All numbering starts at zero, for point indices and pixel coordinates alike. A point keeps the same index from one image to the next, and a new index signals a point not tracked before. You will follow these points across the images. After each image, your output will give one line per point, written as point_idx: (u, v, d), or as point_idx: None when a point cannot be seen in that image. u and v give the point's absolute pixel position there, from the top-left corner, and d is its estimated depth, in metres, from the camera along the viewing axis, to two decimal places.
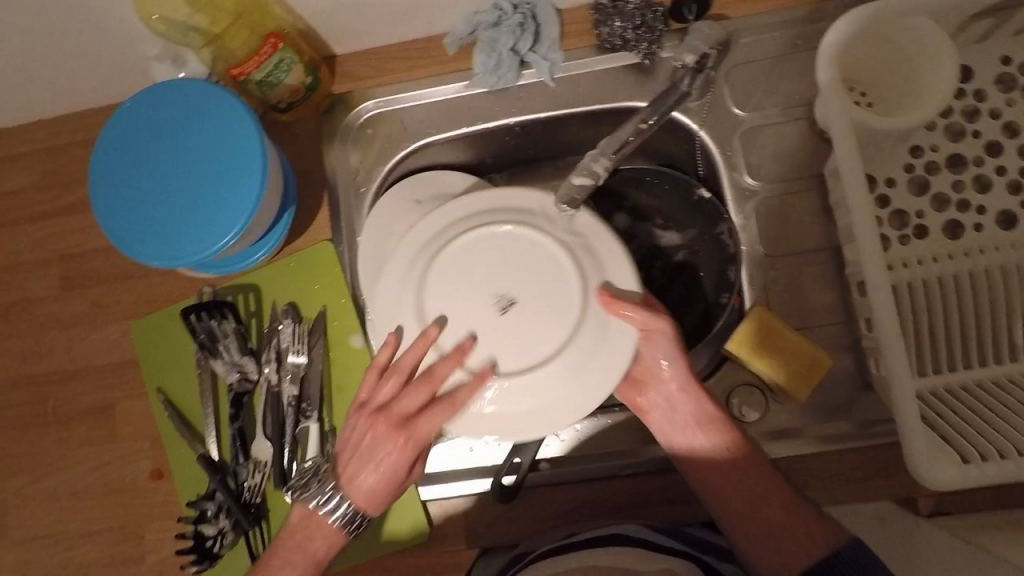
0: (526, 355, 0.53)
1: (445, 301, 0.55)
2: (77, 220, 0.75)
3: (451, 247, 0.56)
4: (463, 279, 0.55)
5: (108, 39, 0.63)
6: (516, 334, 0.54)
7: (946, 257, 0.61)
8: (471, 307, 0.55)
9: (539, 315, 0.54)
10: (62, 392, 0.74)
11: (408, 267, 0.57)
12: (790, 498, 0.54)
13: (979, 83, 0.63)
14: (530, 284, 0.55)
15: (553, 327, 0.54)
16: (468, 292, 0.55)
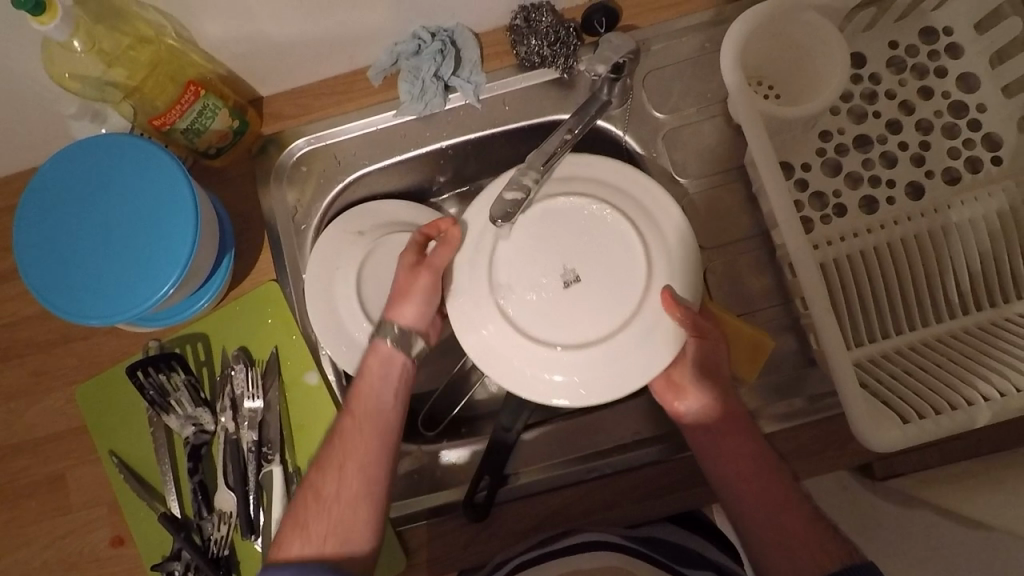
0: (570, 328, 0.57)
1: (513, 274, 0.58)
2: (6, 289, 0.73)
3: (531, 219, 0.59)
4: (537, 249, 0.59)
5: (22, 102, 0.62)
6: (576, 309, 0.57)
7: (866, 231, 0.64)
8: (540, 273, 0.58)
9: (593, 296, 0.57)
10: (8, 469, 0.71)
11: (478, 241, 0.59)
12: (808, 511, 0.53)
13: (872, 67, 0.67)
14: (597, 265, 0.58)
15: (601, 312, 0.57)
16: (528, 262, 0.58)
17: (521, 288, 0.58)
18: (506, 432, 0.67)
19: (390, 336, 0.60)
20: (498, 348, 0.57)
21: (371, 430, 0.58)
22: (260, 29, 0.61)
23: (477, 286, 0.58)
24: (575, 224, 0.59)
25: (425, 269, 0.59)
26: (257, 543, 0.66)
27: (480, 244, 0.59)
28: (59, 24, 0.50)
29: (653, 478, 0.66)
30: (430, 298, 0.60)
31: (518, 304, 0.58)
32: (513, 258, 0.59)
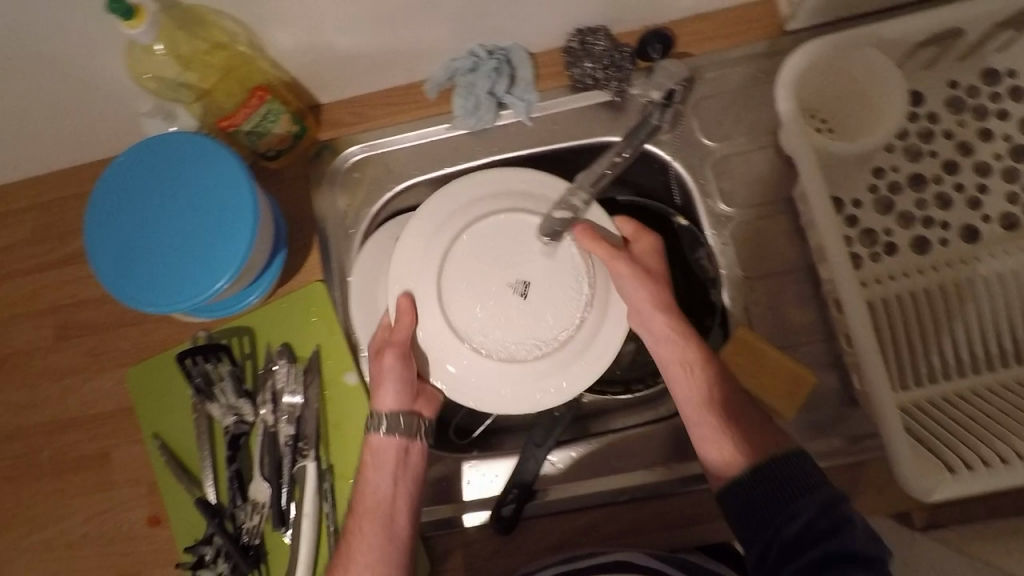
0: (529, 336, 0.60)
1: (462, 288, 0.61)
2: (72, 271, 0.77)
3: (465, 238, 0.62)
4: (477, 265, 0.61)
5: (101, 98, 0.65)
6: (525, 318, 0.60)
7: (916, 273, 0.64)
8: (487, 288, 0.61)
9: (545, 299, 0.61)
10: (59, 443, 0.75)
11: (425, 258, 0.62)
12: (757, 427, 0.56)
13: (931, 106, 0.66)
14: (543, 273, 0.61)
15: (557, 312, 0.60)
16: (474, 275, 0.61)
17: (476, 303, 0.61)
18: (536, 448, 0.68)
19: (383, 429, 0.61)
20: (460, 361, 0.61)
21: (374, 527, 0.59)
22: (327, 41, 0.64)
23: (428, 310, 0.61)
24: (514, 238, 0.62)
25: (387, 351, 0.61)
26: (286, 535, 0.68)
27: (427, 259, 0.62)
28: (146, 28, 0.53)
29: (682, 505, 0.66)
30: (404, 376, 0.61)
31: (473, 320, 0.61)
32: (460, 273, 0.61)
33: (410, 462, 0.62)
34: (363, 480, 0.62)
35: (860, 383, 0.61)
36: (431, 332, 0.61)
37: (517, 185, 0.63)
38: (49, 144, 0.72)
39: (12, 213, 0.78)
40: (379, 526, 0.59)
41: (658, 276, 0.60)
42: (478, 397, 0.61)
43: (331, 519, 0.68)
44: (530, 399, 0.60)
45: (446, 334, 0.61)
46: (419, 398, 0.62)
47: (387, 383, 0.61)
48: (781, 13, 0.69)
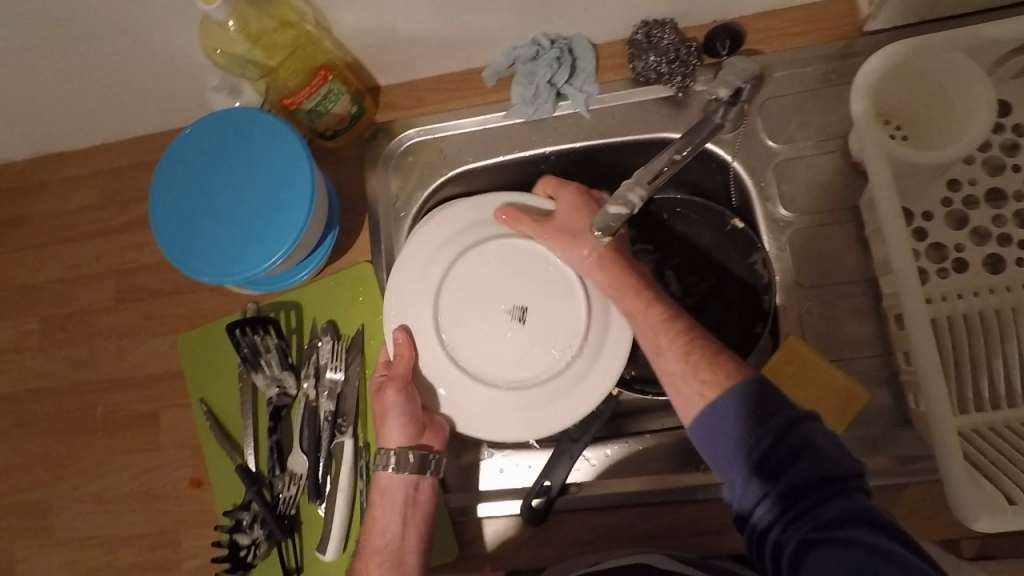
0: (536, 357, 0.65)
1: (460, 313, 0.67)
2: (135, 237, 0.80)
3: (458, 272, 0.67)
4: (473, 298, 0.67)
5: (172, 71, 0.67)
6: (526, 341, 0.66)
7: (987, 292, 0.60)
8: (488, 318, 0.66)
9: (545, 321, 0.65)
10: (112, 400, 0.78)
11: (419, 291, 0.67)
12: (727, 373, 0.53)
13: (1018, 117, 0.62)
14: (543, 302, 0.66)
15: (559, 331, 0.65)
16: (473, 300, 0.67)
17: (468, 327, 0.67)
18: (572, 443, 0.67)
19: (390, 467, 0.63)
20: (452, 383, 0.66)
21: (382, 568, 0.61)
22: (392, 23, 0.64)
23: (426, 346, 0.66)
24: (508, 271, 0.67)
25: (386, 387, 0.64)
26: (321, 507, 0.70)
27: (421, 294, 0.67)
28: (220, 5, 0.54)
29: (716, 514, 0.64)
30: (405, 410, 0.63)
31: (468, 344, 0.66)
32: (458, 298, 0.67)
33: (418, 499, 0.63)
34: (371, 519, 0.63)
35: (917, 404, 0.58)
36: (429, 361, 0.66)
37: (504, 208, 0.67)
38: (121, 113, 0.75)
39: (82, 178, 0.82)
40: (386, 567, 0.61)
41: (618, 247, 0.62)
42: (469, 417, 0.65)
43: (365, 496, 0.69)
44: (526, 424, 0.64)
45: (440, 354, 0.66)
46: (426, 433, 0.64)
47: (393, 414, 0.63)
48: (860, 12, 0.66)
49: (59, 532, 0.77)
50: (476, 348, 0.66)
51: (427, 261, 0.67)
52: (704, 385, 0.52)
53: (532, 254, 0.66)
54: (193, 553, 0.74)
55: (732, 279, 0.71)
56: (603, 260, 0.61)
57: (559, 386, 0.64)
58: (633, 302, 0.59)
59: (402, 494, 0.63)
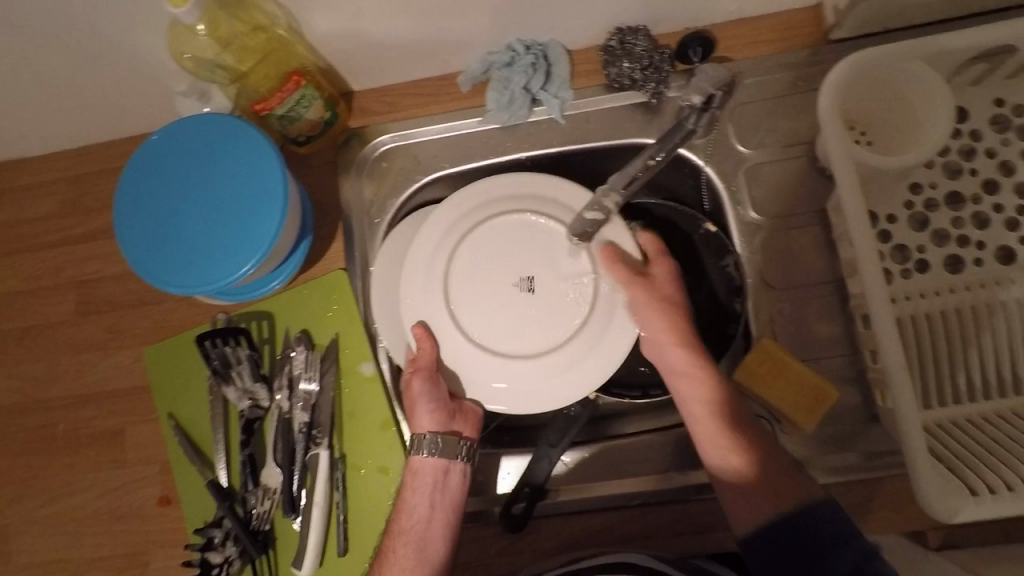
0: (550, 328, 0.61)
1: (468, 292, 0.62)
2: (96, 246, 0.77)
3: (461, 252, 0.63)
4: (479, 277, 0.62)
5: (137, 75, 0.65)
6: (538, 311, 0.61)
7: (947, 291, 0.63)
8: (498, 295, 0.62)
9: (553, 288, 0.61)
10: (74, 417, 0.75)
11: (427, 278, 0.63)
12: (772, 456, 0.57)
13: (974, 123, 0.65)
14: (551, 267, 0.61)
15: (570, 296, 0.61)
16: (478, 272, 0.62)
17: (475, 299, 0.62)
18: (550, 448, 0.66)
19: (425, 451, 0.62)
20: (466, 363, 0.62)
21: (408, 550, 0.60)
22: (366, 28, 0.63)
23: (445, 334, 0.62)
24: (507, 244, 0.62)
25: (414, 375, 0.62)
26: (295, 522, 0.68)
27: (430, 281, 0.63)
28: (189, 8, 0.53)
29: (694, 514, 0.65)
30: (436, 397, 0.62)
31: (480, 320, 0.62)
32: (465, 277, 0.62)
33: (448, 484, 0.62)
34: (402, 499, 0.62)
35: (885, 401, 0.60)
36: (446, 348, 0.62)
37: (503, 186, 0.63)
38: (82, 119, 0.72)
39: (40, 186, 0.78)
40: (411, 549, 0.60)
41: (664, 294, 0.60)
42: (492, 391, 0.61)
43: (341, 509, 0.67)
44: (550, 394, 0.60)
45: (452, 331, 0.62)
46: (460, 417, 0.63)
47: (421, 403, 0.62)
48: (824, 21, 0.68)
49: (16, 558, 0.73)
50: (490, 322, 0.62)
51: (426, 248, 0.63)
52: (748, 482, 0.55)
53: (529, 222, 0.62)
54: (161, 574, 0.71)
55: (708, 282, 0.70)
56: (640, 304, 0.59)
57: (579, 347, 0.60)
58: (683, 359, 0.59)
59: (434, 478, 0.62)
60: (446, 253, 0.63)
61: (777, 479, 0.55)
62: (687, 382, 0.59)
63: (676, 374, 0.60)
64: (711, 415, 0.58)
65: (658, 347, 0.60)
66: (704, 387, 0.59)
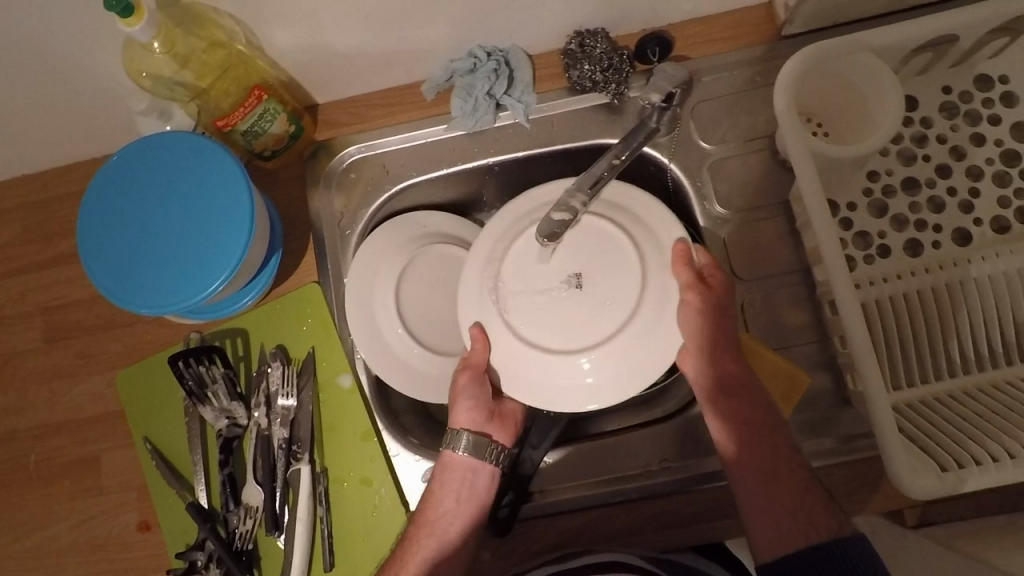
0: (602, 321, 0.57)
1: (520, 290, 0.59)
2: (61, 272, 0.75)
3: (513, 250, 0.59)
4: (530, 274, 0.58)
5: (96, 96, 0.64)
6: (587, 306, 0.57)
7: (909, 274, 0.64)
8: (548, 291, 0.58)
9: (606, 282, 0.57)
10: (46, 447, 0.73)
11: (480, 281, 0.60)
12: (804, 482, 0.55)
13: (924, 111, 0.67)
14: (601, 260, 0.58)
15: (621, 288, 0.57)
16: (527, 271, 0.59)
17: (526, 296, 0.58)
18: (532, 450, 0.67)
19: (460, 449, 0.62)
20: (514, 360, 0.58)
21: (430, 550, 0.60)
22: (326, 40, 0.63)
23: (499, 335, 0.59)
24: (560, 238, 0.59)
25: (465, 372, 0.61)
26: (280, 539, 0.67)
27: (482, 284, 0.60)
28: (143, 26, 0.53)
29: (676, 509, 0.65)
30: (479, 397, 0.62)
31: (530, 317, 0.58)
32: (517, 274, 0.59)
33: (476, 485, 0.62)
34: (433, 495, 0.62)
35: (855, 384, 0.62)
36: (500, 352, 0.59)
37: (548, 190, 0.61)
38: (40, 143, 0.71)
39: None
40: (435, 549, 0.60)
41: (718, 303, 0.57)
42: (538, 388, 0.58)
43: (325, 524, 0.67)
44: (604, 388, 0.57)
45: (506, 330, 0.58)
46: (494, 419, 0.63)
47: (466, 402, 0.62)
48: (776, 18, 0.70)
49: None
50: (542, 320, 0.58)
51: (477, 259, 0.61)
52: (775, 507, 0.54)
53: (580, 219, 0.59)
54: None
55: None
56: (692, 314, 0.56)
57: (630, 341, 0.56)
58: (720, 372, 0.58)
59: (465, 475, 0.62)
60: (498, 256, 0.60)
61: (801, 501, 0.54)
62: (721, 395, 0.58)
63: (709, 386, 0.58)
64: (745, 429, 0.57)
65: (695, 360, 0.58)
66: (739, 400, 0.58)
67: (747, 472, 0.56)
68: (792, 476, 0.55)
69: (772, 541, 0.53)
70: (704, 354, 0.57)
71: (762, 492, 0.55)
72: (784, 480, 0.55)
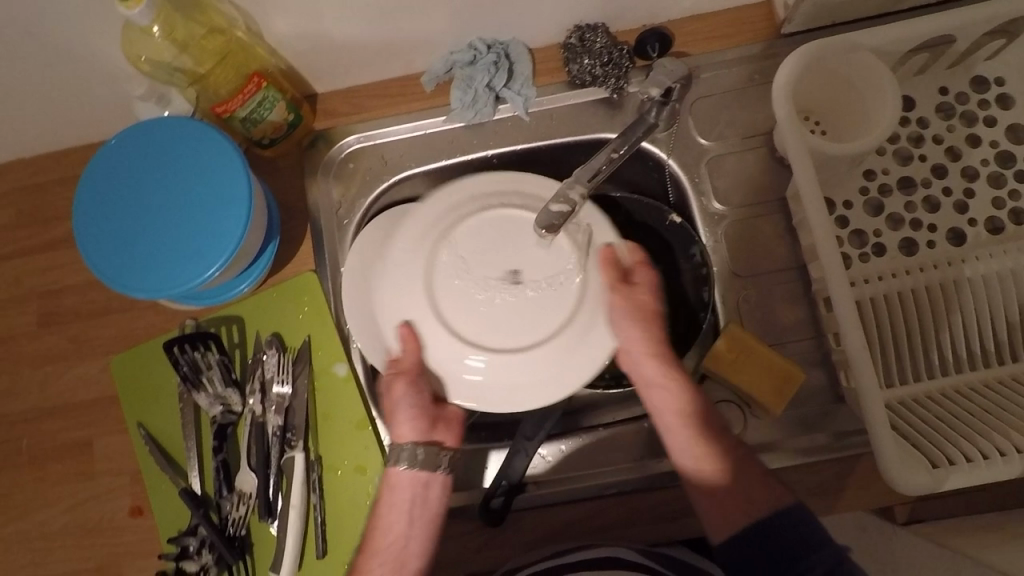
0: (538, 322, 0.57)
1: (455, 286, 0.58)
2: (56, 256, 0.75)
3: (445, 245, 0.58)
4: (465, 271, 0.58)
5: (95, 80, 0.64)
6: (523, 306, 0.57)
7: (904, 273, 0.65)
8: (484, 289, 0.58)
9: (542, 281, 0.57)
10: (39, 430, 0.73)
11: (410, 274, 0.58)
12: (738, 463, 0.57)
13: (921, 111, 0.68)
14: (538, 259, 0.58)
15: (558, 287, 0.57)
16: (462, 265, 0.58)
17: (461, 291, 0.58)
18: (526, 441, 0.67)
19: (403, 463, 0.61)
20: (451, 356, 0.57)
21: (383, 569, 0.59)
22: (327, 29, 0.64)
23: (430, 333, 0.58)
24: (496, 233, 0.58)
25: (398, 378, 0.59)
26: (273, 526, 0.67)
27: (412, 278, 0.58)
28: (143, 9, 0.52)
29: (668, 500, 0.66)
30: (415, 404, 0.61)
31: (467, 312, 0.57)
32: (451, 270, 0.58)
33: (428, 498, 0.61)
34: (381, 512, 0.61)
35: (849, 381, 0.62)
36: (435, 353, 0.58)
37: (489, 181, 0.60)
38: (38, 127, 0.71)
39: None
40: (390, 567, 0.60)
41: (647, 304, 0.58)
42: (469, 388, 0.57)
43: (319, 511, 0.67)
44: (536, 388, 0.57)
45: (437, 327, 0.57)
46: (437, 424, 0.63)
47: (404, 410, 0.61)
48: (776, 16, 0.70)
49: None
50: (477, 316, 0.57)
51: (408, 246, 0.59)
52: (718, 493, 0.56)
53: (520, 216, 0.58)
54: None
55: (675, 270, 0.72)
56: (621, 314, 0.57)
57: (564, 343, 0.56)
58: (657, 371, 0.58)
59: (409, 491, 0.61)
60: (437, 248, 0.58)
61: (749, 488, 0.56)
62: (658, 393, 0.59)
63: (650, 385, 0.59)
64: (682, 428, 0.58)
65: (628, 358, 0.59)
66: (677, 399, 0.58)
67: (693, 465, 0.57)
68: (738, 463, 0.57)
69: (718, 524, 0.56)
70: (638, 354, 0.58)
71: (706, 484, 0.56)
72: (730, 467, 0.56)
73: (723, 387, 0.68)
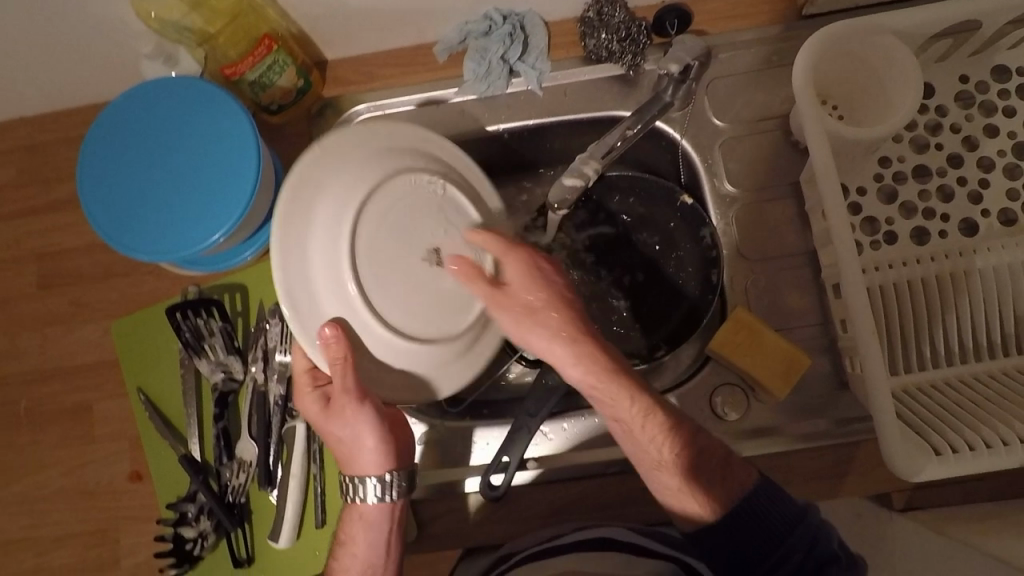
0: (464, 300, 0.56)
1: (374, 273, 0.54)
2: (58, 217, 0.74)
3: (359, 225, 0.54)
4: (381, 255, 0.54)
5: (102, 37, 0.63)
6: (447, 285, 0.56)
7: (916, 262, 0.64)
8: (408, 273, 0.55)
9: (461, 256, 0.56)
10: (38, 393, 0.72)
11: (330, 261, 0.53)
12: (709, 457, 0.56)
13: (940, 99, 0.67)
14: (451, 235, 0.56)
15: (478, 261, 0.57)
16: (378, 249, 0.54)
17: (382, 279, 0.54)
18: (529, 418, 0.66)
19: (368, 490, 0.59)
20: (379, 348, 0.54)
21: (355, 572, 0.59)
22: None
23: (360, 326, 0.54)
24: (404, 209, 0.55)
25: (343, 395, 0.56)
26: (273, 495, 0.67)
27: (334, 267, 0.53)
28: None
29: None
30: (367, 423, 0.59)
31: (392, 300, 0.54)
32: (367, 255, 0.54)
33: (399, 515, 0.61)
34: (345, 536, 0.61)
35: (855, 367, 0.62)
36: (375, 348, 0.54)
37: (382, 148, 0.56)
38: (41, 85, 0.69)
39: None
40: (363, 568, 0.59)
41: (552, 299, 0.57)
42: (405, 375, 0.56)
43: (319, 481, 0.67)
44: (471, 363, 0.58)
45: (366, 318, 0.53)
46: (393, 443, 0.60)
47: (356, 434, 0.59)
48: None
49: None
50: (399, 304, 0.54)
51: (327, 223, 0.54)
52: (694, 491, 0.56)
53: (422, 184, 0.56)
54: (133, 550, 0.69)
55: (682, 251, 0.73)
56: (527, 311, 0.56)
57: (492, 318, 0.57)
58: (583, 371, 0.56)
59: (359, 527, 0.60)
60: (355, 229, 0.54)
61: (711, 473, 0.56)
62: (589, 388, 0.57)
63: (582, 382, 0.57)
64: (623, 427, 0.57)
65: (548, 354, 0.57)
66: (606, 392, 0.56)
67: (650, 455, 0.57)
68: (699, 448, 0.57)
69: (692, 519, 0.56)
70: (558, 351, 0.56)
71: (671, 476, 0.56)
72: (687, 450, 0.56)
73: (728, 370, 0.67)
